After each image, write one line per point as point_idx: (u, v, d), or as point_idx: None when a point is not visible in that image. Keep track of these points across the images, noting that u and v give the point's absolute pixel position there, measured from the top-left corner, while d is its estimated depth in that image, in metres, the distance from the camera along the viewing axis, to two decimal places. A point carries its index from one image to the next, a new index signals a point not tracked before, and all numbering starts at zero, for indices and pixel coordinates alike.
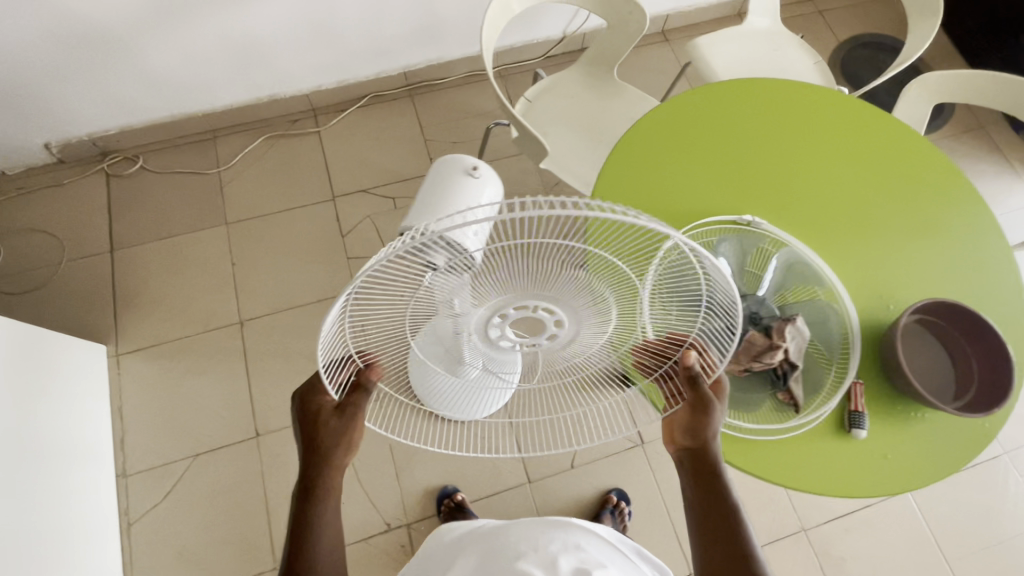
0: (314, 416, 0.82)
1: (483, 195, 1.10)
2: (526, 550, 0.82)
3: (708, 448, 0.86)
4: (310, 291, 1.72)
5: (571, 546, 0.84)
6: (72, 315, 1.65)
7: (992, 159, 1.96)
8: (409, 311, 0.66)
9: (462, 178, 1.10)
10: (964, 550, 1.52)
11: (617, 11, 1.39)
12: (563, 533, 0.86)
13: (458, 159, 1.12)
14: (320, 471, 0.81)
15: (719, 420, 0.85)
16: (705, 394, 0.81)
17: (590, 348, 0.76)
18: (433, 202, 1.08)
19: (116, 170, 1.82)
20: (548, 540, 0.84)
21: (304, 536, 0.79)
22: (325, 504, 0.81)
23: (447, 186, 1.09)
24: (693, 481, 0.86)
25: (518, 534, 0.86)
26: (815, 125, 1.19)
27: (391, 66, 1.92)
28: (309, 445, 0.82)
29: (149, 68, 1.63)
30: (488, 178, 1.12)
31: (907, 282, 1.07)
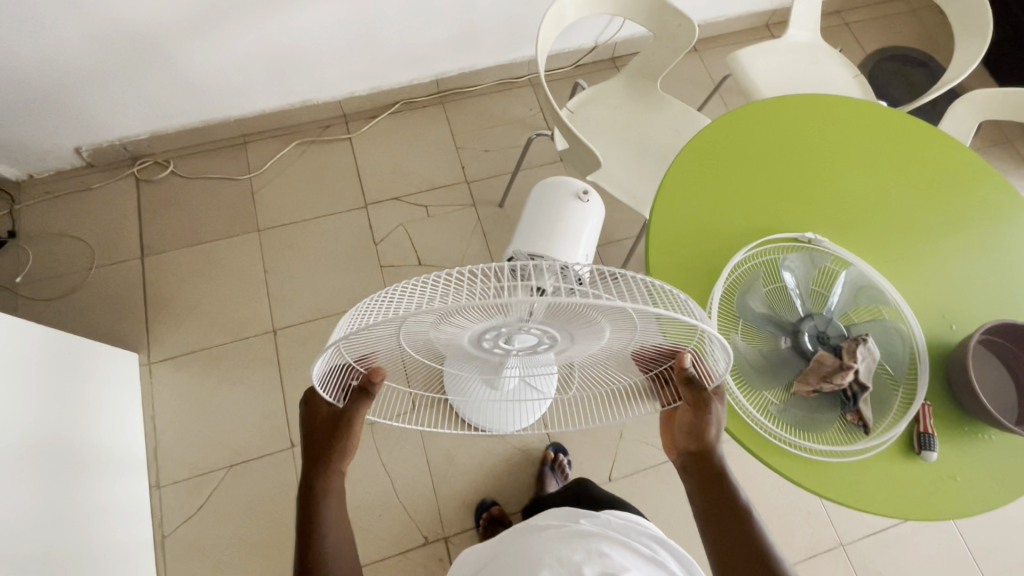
0: (312, 420, 0.83)
1: (592, 221, 1.09)
2: (549, 562, 0.76)
3: (711, 449, 0.85)
4: (345, 298, 1.70)
5: (594, 553, 0.77)
6: (103, 323, 1.62)
7: (1020, 172, 1.97)
8: (404, 335, 0.67)
9: (571, 201, 1.09)
10: (1003, 566, 1.52)
11: (666, 25, 1.39)
12: (584, 539, 0.79)
13: (567, 183, 1.11)
14: (321, 471, 0.82)
15: (720, 419, 0.84)
16: (703, 395, 0.80)
17: (583, 354, 0.80)
18: (544, 224, 1.08)
19: (146, 175, 1.80)
20: (570, 549, 0.77)
21: (314, 537, 0.78)
22: (330, 502, 0.81)
23: (557, 208, 1.08)
24: (701, 485, 0.85)
25: (540, 543, 0.80)
26: (866, 143, 1.19)
27: (425, 73, 1.91)
28: (310, 447, 0.82)
29: (185, 73, 1.61)
30: (597, 206, 1.11)
31: (967, 301, 1.07)
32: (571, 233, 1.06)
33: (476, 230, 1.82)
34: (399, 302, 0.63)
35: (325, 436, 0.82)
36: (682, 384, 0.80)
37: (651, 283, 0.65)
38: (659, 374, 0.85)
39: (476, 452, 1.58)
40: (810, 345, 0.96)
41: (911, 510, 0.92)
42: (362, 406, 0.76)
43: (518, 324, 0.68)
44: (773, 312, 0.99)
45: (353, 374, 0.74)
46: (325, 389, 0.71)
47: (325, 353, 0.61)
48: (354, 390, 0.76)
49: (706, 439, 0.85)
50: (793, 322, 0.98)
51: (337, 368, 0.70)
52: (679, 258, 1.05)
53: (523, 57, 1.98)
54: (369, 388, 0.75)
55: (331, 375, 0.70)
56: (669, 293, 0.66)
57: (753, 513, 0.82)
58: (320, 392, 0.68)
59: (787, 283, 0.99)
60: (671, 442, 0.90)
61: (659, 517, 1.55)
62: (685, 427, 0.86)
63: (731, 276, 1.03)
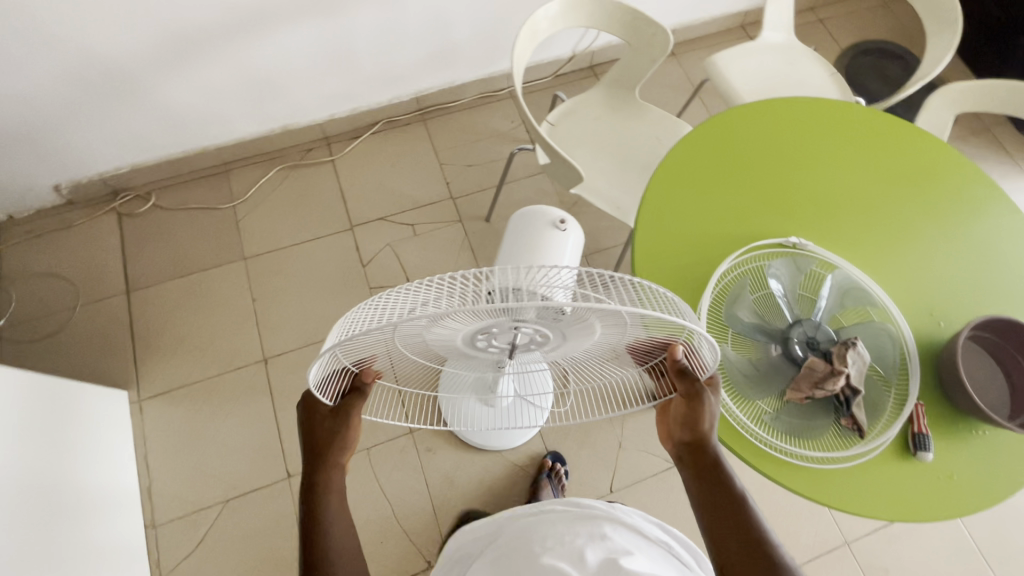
0: (307, 421, 0.80)
1: (571, 249, 1.08)
2: (549, 546, 0.74)
3: (707, 440, 0.79)
4: (334, 323, 1.69)
5: (596, 536, 0.75)
6: (91, 362, 1.60)
7: (1000, 159, 1.99)
8: (396, 341, 0.67)
9: (549, 231, 1.08)
10: (1008, 554, 1.52)
11: (640, 35, 1.40)
12: (586, 522, 0.77)
13: (544, 211, 1.10)
14: (319, 469, 0.79)
15: (716, 411, 0.78)
16: (696, 386, 0.76)
17: (576, 354, 0.81)
18: (523, 256, 1.07)
19: (127, 210, 1.78)
20: (572, 533, 0.75)
21: (318, 534, 0.76)
22: (331, 501, 0.78)
23: (535, 239, 1.07)
24: (696, 476, 0.79)
25: (541, 527, 0.77)
26: (844, 143, 1.20)
27: (404, 92, 1.91)
28: (307, 443, 0.79)
29: (162, 105, 1.60)
30: (575, 233, 1.10)
31: (954, 297, 1.07)
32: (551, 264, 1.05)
33: (464, 246, 1.82)
34: (392, 307, 0.62)
35: (324, 434, 0.79)
36: (674, 375, 0.76)
37: (637, 283, 0.64)
38: (653, 366, 0.80)
39: (475, 470, 1.57)
40: (800, 351, 0.96)
41: (906, 511, 0.92)
42: (356, 405, 0.77)
43: (509, 324, 0.67)
44: (762, 320, 0.98)
45: (350, 375, 0.76)
46: (324, 392, 0.73)
47: (321, 356, 0.62)
48: (348, 390, 0.77)
49: (701, 429, 0.79)
50: (782, 329, 0.98)
51: (334, 371, 0.72)
52: (662, 274, 1.04)
53: (502, 70, 1.98)
54: (361, 386, 0.77)
55: (326, 378, 0.71)
56: (649, 290, 0.65)
57: (752, 504, 0.75)
58: (317, 395, 0.69)
59: (775, 290, 0.99)
60: (667, 434, 0.84)
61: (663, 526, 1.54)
62: (679, 418, 0.80)
63: (718, 285, 1.03)
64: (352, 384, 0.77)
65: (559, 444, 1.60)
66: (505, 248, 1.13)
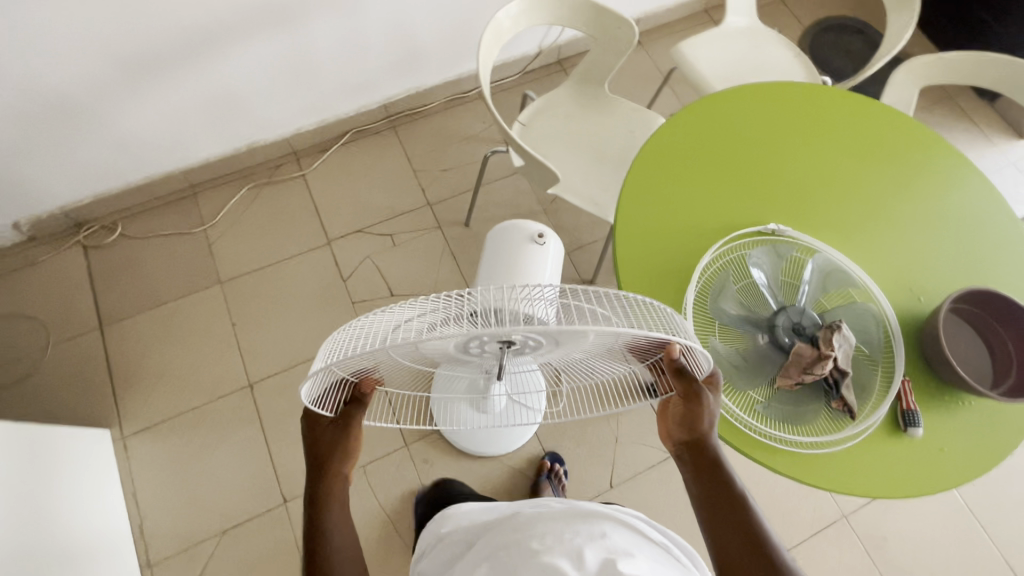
0: (310, 429, 0.76)
1: (551, 264, 1.07)
2: (546, 544, 0.68)
3: (707, 439, 0.77)
4: (319, 342, 1.66)
5: (595, 536, 0.69)
6: (69, 403, 1.55)
7: (964, 126, 2.03)
8: (387, 361, 0.67)
9: (528, 246, 1.06)
10: (998, 512, 1.56)
11: (605, 29, 1.39)
12: (586, 521, 0.71)
13: (521, 226, 1.08)
14: (322, 478, 0.75)
15: (716, 411, 0.77)
16: (695, 387, 0.74)
17: (567, 360, 0.79)
18: (503, 275, 1.06)
19: (93, 242, 1.72)
20: (571, 531, 0.69)
21: (318, 544, 0.72)
22: (332, 511, 0.75)
23: (514, 257, 1.06)
24: (695, 475, 0.78)
25: (538, 526, 0.72)
26: (815, 126, 1.20)
27: (371, 100, 1.87)
28: (309, 451, 0.76)
29: (120, 131, 1.54)
30: (554, 246, 1.08)
31: (932, 270, 1.08)
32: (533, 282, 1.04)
33: (445, 253, 1.79)
34: (379, 330, 0.61)
35: (326, 443, 0.76)
36: (671, 374, 0.74)
37: (625, 297, 0.63)
38: (653, 364, 0.77)
39: (474, 478, 1.56)
40: (787, 338, 0.96)
41: (899, 488, 0.93)
42: (356, 416, 0.75)
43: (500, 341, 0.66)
44: (747, 310, 0.99)
45: (347, 387, 0.75)
46: (322, 404, 0.73)
47: (310, 377, 0.60)
48: (348, 401, 0.76)
49: (700, 428, 0.77)
50: (767, 318, 0.98)
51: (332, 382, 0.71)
52: (645, 272, 1.04)
53: (469, 71, 1.95)
54: (362, 397, 0.76)
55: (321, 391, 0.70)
56: (644, 304, 0.63)
57: (752, 502, 0.74)
58: (314, 408, 0.69)
59: (757, 279, 1.00)
60: (665, 433, 0.81)
61: (665, 518, 1.55)
62: (677, 417, 0.78)
63: (702, 278, 1.03)
64: (351, 394, 0.76)
65: (556, 445, 1.60)
66: (484, 265, 1.11)
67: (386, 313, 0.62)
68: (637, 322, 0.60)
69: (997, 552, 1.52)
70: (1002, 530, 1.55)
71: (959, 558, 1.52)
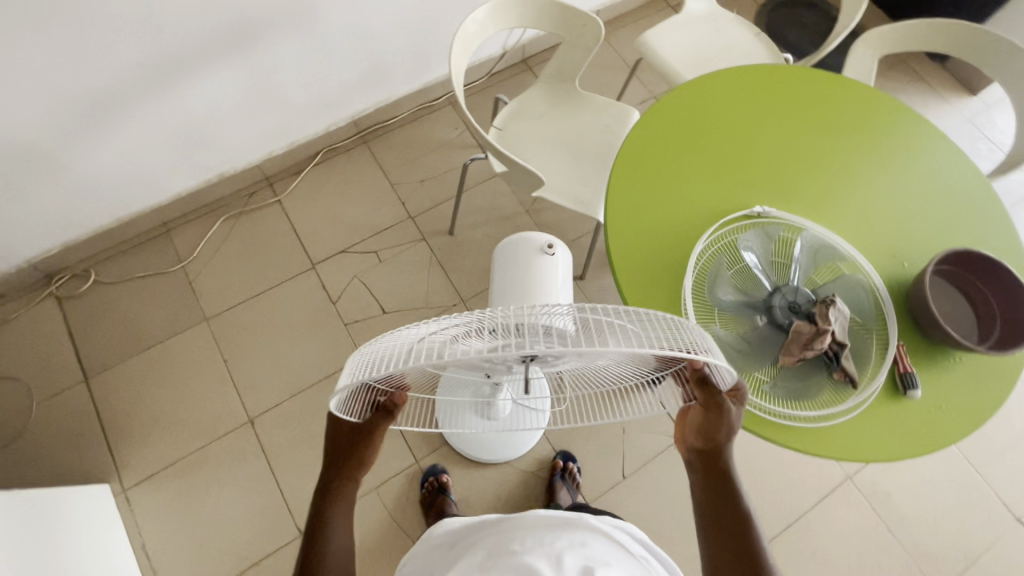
0: (335, 424, 0.75)
1: (563, 273, 1.07)
2: (527, 546, 0.72)
3: (723, 449, 0.79)
4: (315, 368, 1.63)
5: (576, 543, 0.74)
6: (62, 462, 1.49)
7: (918, 88, 2.10)
8: (411, 375, 0.66)
9: (539, 257, 1.06)
10: (990, 454, 1.64)
11: (571, 27, 1.39)
12: (568, 529, 0.76)
13: (530, 238, 1.08)
14: (339, 475, 0.75)
15: (736, 422, 0.77)
16: (718, 396, 0.74)
17: (577, 369, 0.79)
18: (517, 288, 1.06)
19: (67, 291, 1.66)
20: (552, 536, 0.74)
21: (318, 542, 0.72)
22: (338, 510, 0.75)
23: (526, 269, 1.06)
24: (705, 483, 0.79)
25: (521, 530, 0.77)
26: (786, 106, 1.23)
27: (339, 117, 1.84)
28: (330, 444, 0.75)
29: (84, 175, 1.48)
30: (564, 255, 1.09)
31: (911, 235, 1.12)
32: (546, 293, 1.04)
33: (433, 263, 1.78)
34: (405, 345, 0.61)
35: (346, 442, 0.75)
36: (695, 384, 0.74)
37: (642, 315, 0.64)
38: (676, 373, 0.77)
39: (488, 486, 1.56)
40: (784, 317, 0.98)
41: (898, 451, 0.97)
42: (380, 425, 0.73)
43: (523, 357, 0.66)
44: (743, 294, 1.01)
45: (378, 394, 0.73)
46: (352, 411, 0.70)
47: (338, 394, 0.60)
48: (375, 408, 0.74)
49: (718, 437, 0.78)
50: (764, 299, 1.00)
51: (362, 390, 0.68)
52: (640, 268, 1.05)
53: (436, 78, 1.94)
54: (390, 406, 0.74)
55: (353, 399, 0.68)
56: (664, 319, 0.65)
57: (755, 521, 0.76)
58: (340, 415, 0.67)
59: (749, 262, 1.02)
60: (680, 437, 0.82)
61: (679, 501, 1.58)
62: (695, 425, 0.79)
63: (697, 267, 1.05)
64: (380, 402, 0.74)
65: (566, 443, 1.61)
66: (495, 278, 1.11)
67: (416, 326, 0.63)
68: (658, 338, 0.60)
69: (993, 493, 1.60)
70: (995, 471, 1.62)
71: (959, 505, 1.58)
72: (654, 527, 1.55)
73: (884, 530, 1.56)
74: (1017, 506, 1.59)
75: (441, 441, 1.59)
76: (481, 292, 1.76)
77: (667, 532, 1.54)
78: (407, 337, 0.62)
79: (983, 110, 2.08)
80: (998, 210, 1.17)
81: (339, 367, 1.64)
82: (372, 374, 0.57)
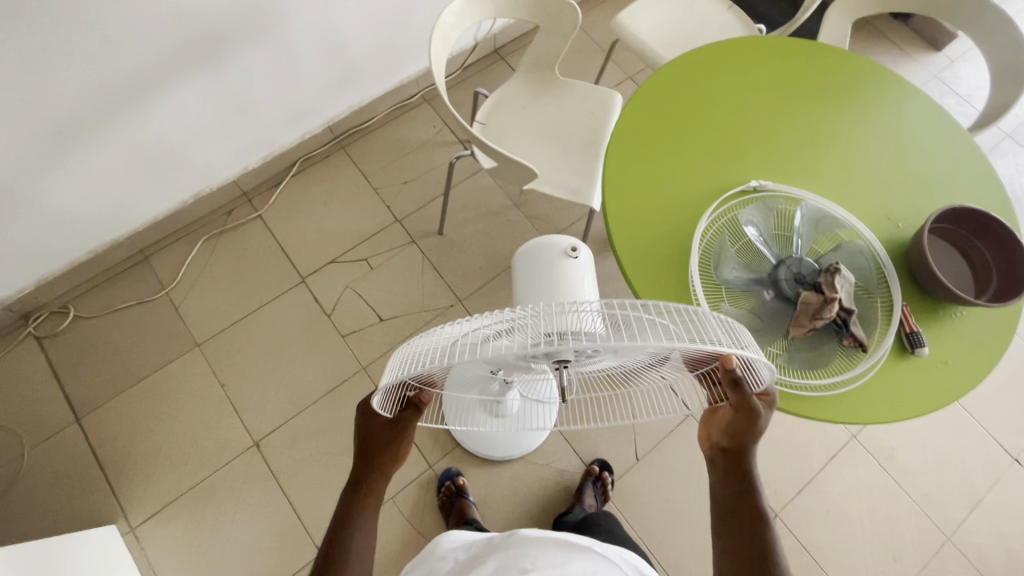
0: (367, 417, 0.74)
1: (587, 275, 1.06)
2: (540, 566, 0.74)
3: (747, 449, 0.76)
4: (317, 384, 1.59)
5: (588, 571, 0.76)
6: (63, 507, 1.44)
7: (886, 49, 2.13)
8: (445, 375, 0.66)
9: (562, 261, 1.05)
10: (984, 400, 1.69)
11: (548, 14, 1.37)
12: (580, 554, 0.78)
13: (553, 241, 1.07)
14: (370, 473, 0.73)
15: (765, 426, 0.74)
16: (749, 399, 0.69)
17: (599, 368, 0.78)
18: (540, 292, 1.04)
19: (47, 330, 1.60)
20: (566, 560, 0.76)
21: (347, 535, 0.71)
22: (369, 506, 0.73)
23: (551, 273, 1.04)
24: (724, 480, 0.77)
25: (533, 546, 0.78)
26: (773, 78, 1.23)
27: (314, 125, 1.79)
28: (362, 439, 0.74)
29: (53, 208, 1.41)
30: (587, 257, 1.08)
31: (904, 197, 1.13)
32: (572, 297, 1.03)
33: (426, 265, 1.75)
34: (443, 344, 0.61)
35: (379, 441, 0.73)
36: (726, 384, 0.69)
37: (679, 311, 0.62)
38: (704, 373, 0.74)
39: (505, 484, 1.56)
40: (790, 289, 0.98)
41: (903, 412, 0.99)
42: (411, 422, 0.73)
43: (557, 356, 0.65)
44: (748, 269, 1.01)
45: (406, 393, 0.71)
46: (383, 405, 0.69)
47: (380, 390, 0.61)
48: (404, 405, 0.72)
49: (744, 438, 0.75)
50: (769, 273, 1.00)
51: (395, 389, 0.67)
52: (643, 253, 1.05)
53: (410, 76, 1.89)
54: (418, 402, 0.72)
55: (388, 397, 0.67)
56: (696, 315, 0.64)
57: (772, 522, 0.74)
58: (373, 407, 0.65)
59: (750, 236, 1.02)
60: (703, 435, 0.80)
61: (693, 477, 1.59)
62: (722, 424, 0.76)
63: (700, 248, 1.05)
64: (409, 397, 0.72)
65: (578, 433, 1.61)
66: (517, 282, 1.09)
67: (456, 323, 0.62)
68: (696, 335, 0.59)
69: (990, 437, 1.66)
70: (991, 416, 1.68)
71: (959, 452, 1.64)
72: (672, 506, 1.56)
73: (891, 484, 1.60)
74: (1013, 447, 1.65)
75: (453, 444, 1.58)
76: (477, 290, 1.73)
77: (685, 509, 1.56)
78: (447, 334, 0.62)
79: (949, 66, 2.12)
80: (983, 165, 1.19)
81: (341, 381, 1.60)
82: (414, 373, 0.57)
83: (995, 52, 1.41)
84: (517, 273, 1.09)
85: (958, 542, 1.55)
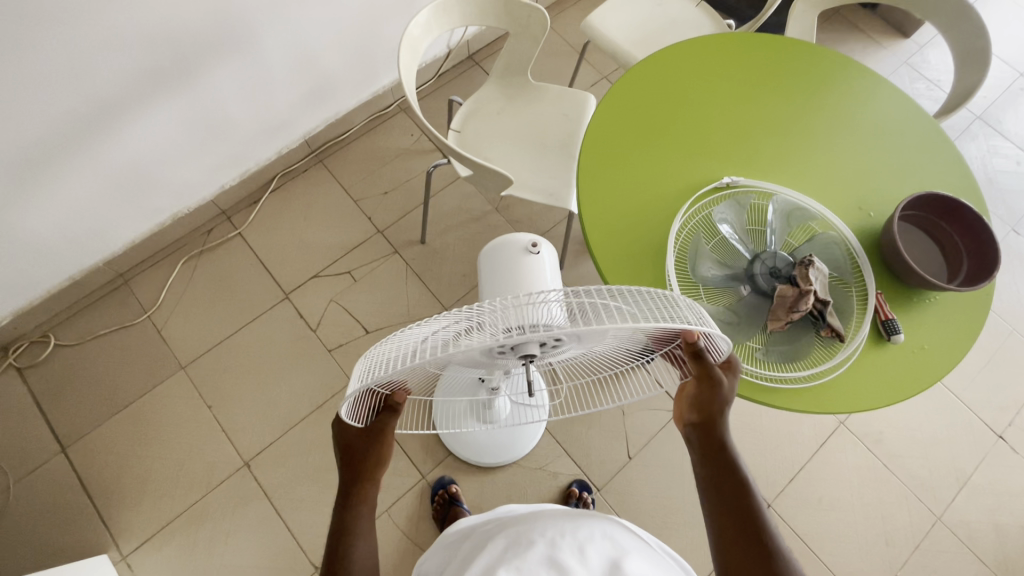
0: (343, 431, 0.73)
1: (550, 269, 1.07)
2: (546, 538, 0.73)
3: (719, 421, 0.76)
4: (306, 400, 1.59)
5: (597, 535, 0.75)
6: (54, 539, 1.43)
7: (855, 36, 2.16)
8: (419, 373, 0.67)
9: (523, 258, 1.06)
10: (967, 379, 1.72)
11: (517, 20, 1.38)
12: (588, 520, 0.77)
13: (512, 239, 1.07)
14: (356, 479, 0.73)
15: (730, 391, 0.75)
16: (711, 368, 0.71)
17: (573, 357, 0.79)
18: (508, 292, 1.05)
19: (28, 360, 1.58)
20: (572, 526, 0.75)
21: (345, 547, 0.70)
22: (362, 516, 0.72)
23: (513, 269, 1.05)
24: (703, 457, 0.76)
25: (537, 521, 0.77)
26: (740, 74, 1.24)
27: (290, 138, 1.77)
28: (343, 450, 0.73)
29: (27, 238, 1.40)
30: (548, 253, 1.09)
31: (875, 187, 1.15)
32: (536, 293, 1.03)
33: (410, 275, 1.75)
34: (409, 344, 0.61)
35: (358, 446, 0.72)
36: (688, 358, 0.71)
37: (638, 291, 0.64)
38: (669, 352, 0.76)
39: (499, 490, 1.56)
40: (766, 282, 0.99)
41: (879, 400, 1.01)
42: (389, 424, 0.72)
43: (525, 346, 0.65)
44: (724, 265, 1.02)
45: (380, 395, 0.71)
46: (354, 414, 0.69)
47: (350, 397, 0.61)
48: (381, 407, 0.73)
49: (713, 410, 0.75)
50: (745, 268, 1.01)
51: (367, 394, 0.68)
52: (620, 257, 1.05)
53: (385, 86, 1.88)
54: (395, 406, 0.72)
55: (360, 403, 0.68)
56: (655, 294, 0.65)
57: (757, 494, 0.74)
58: (344, 414, 0.65)
59: (726, 233, 1.02)
60: (678, 416, 0.80)
61: (686, 472, 1.60)
62: (690, 400, 0.76)
63: (677, 246, 1.06)
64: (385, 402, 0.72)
65: (570, 435, 1.62)
66: (483, 279, 1.10)
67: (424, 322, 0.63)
68: (654, 314, 0.60)
69: (973, 415, 1.68)
70: (974, 395, 1.70)
71: (945, 432, 1.66)
72: (666, 502, 1.57)
73: (881, 467, 1.62)
74: (997, 424, 1.68)
75: (445, 453, 1.58)
76: (463, 297, 1.74)
77: (680, 505, 1.57)
78: (415, 333, 0.63)
79: (918, 51, 2.15)
80: (951, 151, 1.21)
81: (331, 396, 1.60)
82: (380, 374, 0.58)
83: (959, 38, 1.43)
84: (482, 271, 1.10)
85: (949, 521, 1.57)
